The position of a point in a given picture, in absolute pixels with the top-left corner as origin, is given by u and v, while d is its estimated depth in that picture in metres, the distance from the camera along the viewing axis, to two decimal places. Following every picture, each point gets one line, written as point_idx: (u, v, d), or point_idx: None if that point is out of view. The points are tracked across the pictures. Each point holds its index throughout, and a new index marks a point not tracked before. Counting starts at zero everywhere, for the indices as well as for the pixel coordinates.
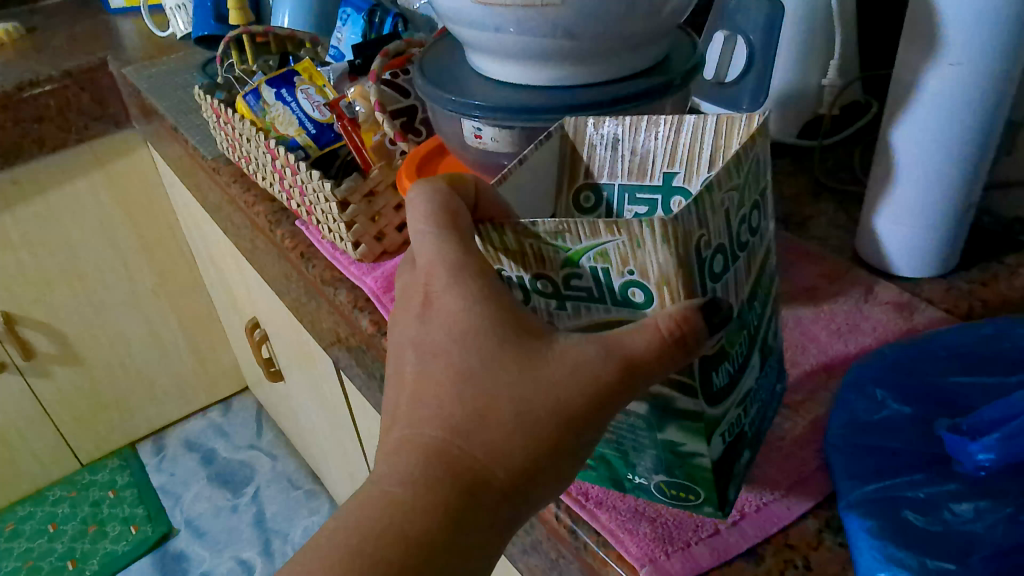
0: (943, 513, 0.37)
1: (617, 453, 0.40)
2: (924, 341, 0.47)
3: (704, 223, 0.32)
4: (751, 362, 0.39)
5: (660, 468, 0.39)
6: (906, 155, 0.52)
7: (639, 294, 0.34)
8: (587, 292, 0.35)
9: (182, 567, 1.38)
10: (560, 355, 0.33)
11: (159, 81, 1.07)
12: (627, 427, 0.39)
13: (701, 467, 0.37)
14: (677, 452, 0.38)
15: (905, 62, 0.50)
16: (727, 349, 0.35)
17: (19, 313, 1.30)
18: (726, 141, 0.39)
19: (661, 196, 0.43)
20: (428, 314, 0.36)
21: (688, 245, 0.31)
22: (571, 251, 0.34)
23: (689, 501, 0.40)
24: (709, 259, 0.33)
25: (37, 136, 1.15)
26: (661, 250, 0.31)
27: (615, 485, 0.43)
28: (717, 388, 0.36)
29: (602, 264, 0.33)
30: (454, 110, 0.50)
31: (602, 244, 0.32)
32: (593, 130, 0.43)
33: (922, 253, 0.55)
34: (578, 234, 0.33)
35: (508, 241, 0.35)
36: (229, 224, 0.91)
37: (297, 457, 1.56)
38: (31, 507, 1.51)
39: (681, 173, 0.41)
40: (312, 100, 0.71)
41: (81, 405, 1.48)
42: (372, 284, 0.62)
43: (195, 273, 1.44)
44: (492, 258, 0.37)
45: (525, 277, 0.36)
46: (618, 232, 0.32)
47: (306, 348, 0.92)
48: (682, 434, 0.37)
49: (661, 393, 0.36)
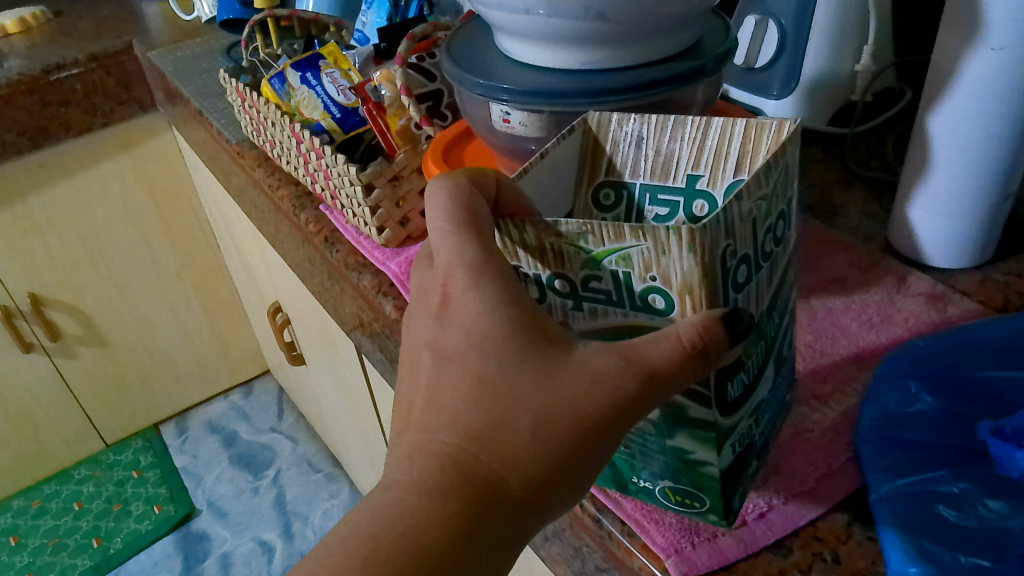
0: (975, 509, 0.36)
1: (623, 455, 0.39)
2: (960, 333, 0.46)
3: (731, 232, 0.31)
4: (764, 371, 0.38)
5: (666, 473, 0.38)
6: (943, 142, 0.50)
7: (658, 298, 0.33)
8: (605, 293, 0.35)
9: (204, 547, 1.39)
10: (580, 364, 0.33)
11: (184, 65, 1.07)
12: (636, 433, 0.38)
13: (708, 476, 0.37)
14: (686, 460, 0.37)
15: (946, 47, 0.48)
16: (742, 361, 0.35)
17: (46, 294, 1.32)
18: (754, 147, 0.38)
19: (684, 199, 0.42)
20: (446, 314, 0.36)
21: (716, 252, 0.31)
22: (592, 253, 0.33)
23: (694, 507, 0.39)
24: (733, 270, 0.32)
25: (64, 119, 1.16)
26: (687, 257, 0.31)
27: (619, 487, 0.42)
28: (731, 399, 0.35)
29: (624, 268, 0.33)
30: (482, 93, 0.49)
31: (626, 249, 0.32)
32: (616, 126, 0.42)
33: (956, 243, 0.54)
34: (602, 236, 0.32)
35: (529, 239, 0.34)
36: (254, 209, 0.91)
37: (318, 440, 1.57)
38: (57, 485, 1.53)
39: (705, 176, 0.40)
40: (337, 84, 0.71)
41: (106, 385, 1.49)
42: (396, 269, 0.62)
43: (217, 256, 1.45)
44: (509, 254, 0.36)
45: (545, 275, 0.36)
46: (643, 238, 0.31)
47: (328, 333, 0.93)
48: (692, 442, 0.36)
49: (675, 401, 0.35)
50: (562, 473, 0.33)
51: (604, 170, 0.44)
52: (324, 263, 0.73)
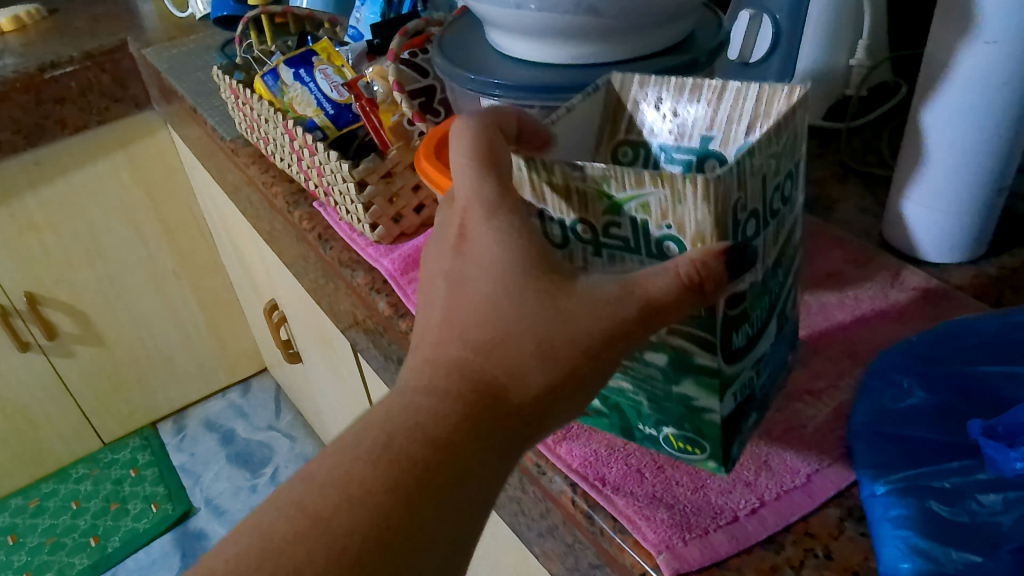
0: (966, 505, 0.36)
1: (630, 402, 0.42)
2: (953, 328, 0.46)
3: (743, 183, 0.32)
4: (768, 320, 0.39)
5: (670, 419, 0.41)
6: (937, 137, 0.50)
7: (672, 244, 0.34)
8: (623, 239, 0.35)
9: (201, 545, 1.39)
10: (583, 291, 0.33)
11: (179, 62, 1.07)
12: (644, 380, 0.40)
13: (710, 422, 0.39)
14: (690, 407, 0.39)
15: (939, 41, 0.48)
16: (744, 310, 0.36)
17: (42, 292, 1.32)
18: (767, 107, 0.37)
19: (697, 158, 0.41)
20: (464, 248, 0.36)
21: (728, 204, 0.32)
22: (615, 199, 0.34)
23: (695, 454, 0.41)
24: (743, 223, 0.33)
25: (59, 118, 1.16)
26: (701, 207, 0.31)
27: (624, 434, 0.44)
28: (736, 348, 0.37)
29: (641, 216, 0.34)
30: (473, 88, 0.48)
31: (644, 197, 0.33)
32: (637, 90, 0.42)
33: (950, 237, 0.53)
34: (623, 182, 0.33)
35: (559, 185, 0.35)
36: (248, 206, 0.91)
37: (315, 438, 1.57)
38: (55, 483, 1.53)
39: (718, 137, 0.40)
40: (330, 80, 0.71)
41: (104, 383, 1.49)
42: (389, 266, 0.62)
43: (214, 254, 1.45)
44: (534, 194, 0.36)
45: (568, 219, 0.36)
46: (660, 186, 0.32)
47: (324, 330, 0.92)
48: (697, 389, 0.38)
49: (680, 345, 0.37)
50: (576, 398, 0.33)
51: (624, 130, 0.44)
52: (318, 260, 0.73)
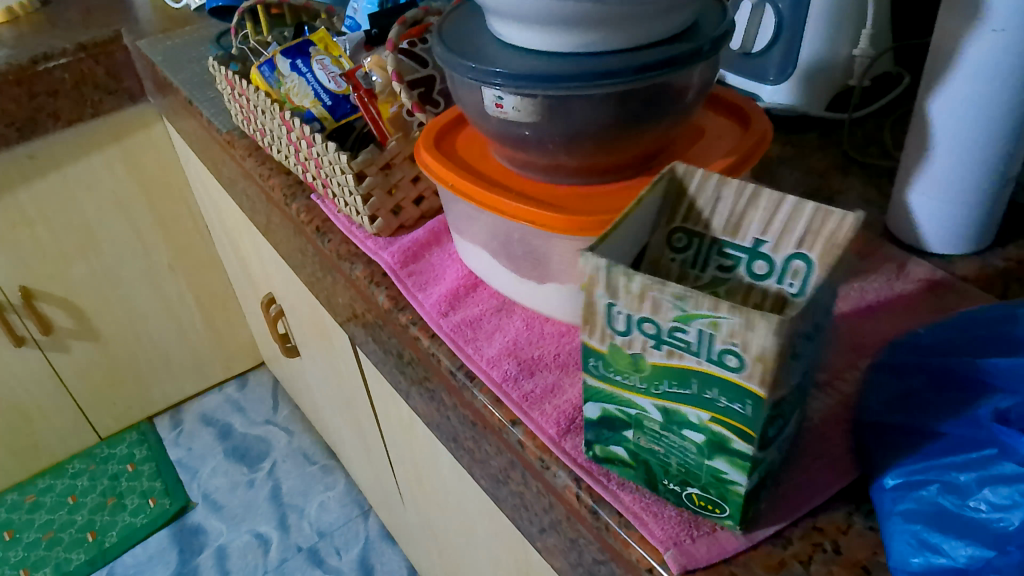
0: (967, 505, 0.34)
1: (661, 465, 0.38)
2: (960, 319, 0.45)
3: (803, 316, 0.31)
4: (797, 410, 0.38)
5: (695, 483, 0.37)
6: (943, 127, 0.50)
7: (733, 360, 0.32)
8: (686, 343, 0.33)
9: (199, 540, 1.39)
10: None
11: (173, 54, 1.06)
12: (676, 446, 0.37)
13: (735, 493, 0.36)
14: (716, 476, 0.36)
15: (946, 29, 0.48)
16: (781, 409, 0.34)
17: (37, 287, 1.31)
18: (820, 226, 0.37)
19: (747, 257, 0.40)
20: None
21: (791, 335, 0.31)
22: (685, 312, 0.32)
23: (714, 512, 0.38)
24: (796, 348, 0.32)
25: (52, 110, 1.15)
26: (771, 337, 0.30)
27: (649, 485, 0.41)
28: (770, 436, 0.35)
29: (708, 329, 0.32)
30: (473, 78, 0.45)
31: (717, 317, 0.31)
32: (701, 179, 0.40)
33: (954, 228, 0.53)
34: (699, 302, 0.31)
35: (633, 288, 0.33)
36: (245, 199, 0.90)
37: (313, 432, 1.57)
38: (51, 479, 1.52)
39: (769, 243, 0.39)
40: (328, 71, 0.70)
41: (100, 378, 1.48)
42: (390, 259, 0.61)
43: (209, 248, 1.44)
44: (597, 285, 0.34)
45: (634, 316, 0.34)
46: (735, 312, 0.30)
47: (322, 324, 0.92)
48: (728, 465, 0.35)
49: (717, 430, 0.34)
50: None
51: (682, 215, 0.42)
52: (315, 253, 0.72)
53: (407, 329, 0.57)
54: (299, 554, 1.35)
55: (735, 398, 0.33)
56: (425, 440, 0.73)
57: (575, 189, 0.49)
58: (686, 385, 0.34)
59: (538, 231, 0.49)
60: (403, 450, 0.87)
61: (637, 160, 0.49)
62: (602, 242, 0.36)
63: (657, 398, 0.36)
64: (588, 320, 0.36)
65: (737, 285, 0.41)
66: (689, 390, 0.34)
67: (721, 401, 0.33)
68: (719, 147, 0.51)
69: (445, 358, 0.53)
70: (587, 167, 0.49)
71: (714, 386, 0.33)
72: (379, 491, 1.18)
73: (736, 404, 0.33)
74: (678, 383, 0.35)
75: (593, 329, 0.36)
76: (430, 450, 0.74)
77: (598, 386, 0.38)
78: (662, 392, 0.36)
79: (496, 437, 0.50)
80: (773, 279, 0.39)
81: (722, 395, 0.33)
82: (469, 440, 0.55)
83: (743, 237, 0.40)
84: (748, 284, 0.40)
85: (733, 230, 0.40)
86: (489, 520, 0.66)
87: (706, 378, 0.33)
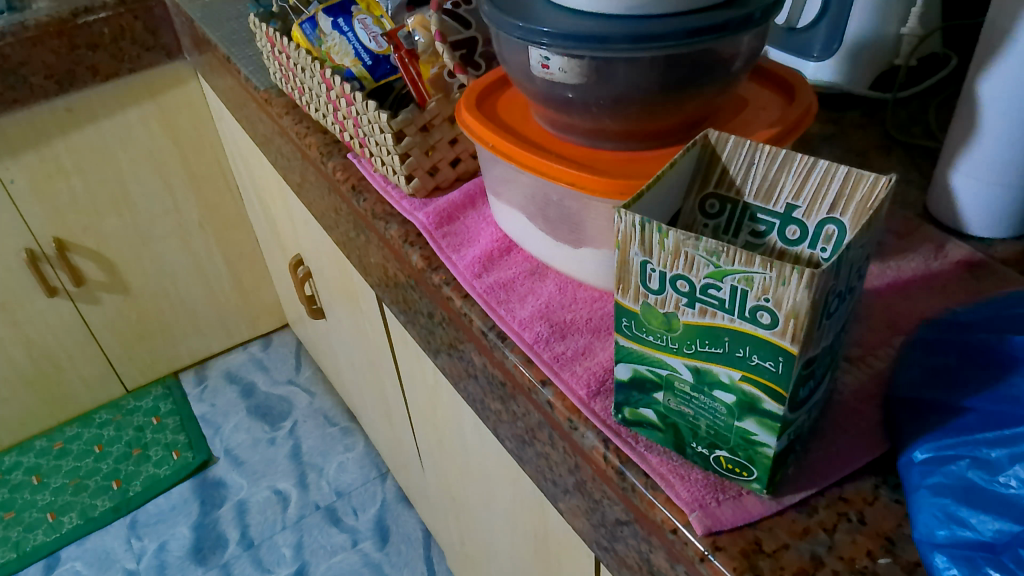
0: (996, 481, 0.34)
1: (688, 423, 0.39)
2: (996, 304, 0.45)
3: (839, 273, 0.31)
4: (828, 374, 0.38)
5: (722, 443, 0.38)
6: (992, 106, 0.49)
7: (765, 317, 0.32)
8: (719, 301, 0.33)
9: (220, 494, 1.42)
10: None
11: (212, 11, 1.06)
12: (705, 406, 0.37)
13: (764, 454, 0.36)
14: (744, 438, 0.37)
15: (1003, 6, 0.47)
16: (812, 368, 0.35)
17: (70, 239, 1.33)
18: (852, 192, 0.36)
19: (780, 222, 0.40)
20: None
21: (825, 290, 0.31)
22: (718, 268, 0.32)
23: (742, 476, 0.38)
24: (830, 307, 0.32)
25: (91, 64, 1.16)
26: (804, 292, 0.30)
27: (677, 448, 0.41)
28: (800, 399, 0.35)
29: (742, 286, 0.32)
30: (521, 37, 0.44)
31: (750, 272, 0.31)
32: (734, 147, 0.40)
33: (997, 212, 0.52)
34: (733, 258, 0.31)
35: (667, 243, 0.33)
36: (280, 157, 0.91)
37: (334, 394, 1.59)
38: (78, 428, 1.55)
39: (802, 208, 0.39)
40: (368, 30, 0.70)
41: (127, 331, 1.51)
42: (424, 219, 0.62)
43: (239, 207, 1.46)
44: (633, 241, 0.35)
45: (668, 274, 0.34)
46: (769, 267, 0.30)
47: (350, 285, 0.92)
48: (758, 427, 0.35)
49: (749, 392, 0.35)
50: None
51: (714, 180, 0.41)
52: (350, 212, 0.73)
53: (439, 289, 0.57)
54: (317, 512, 1.37)
55: (768, 355, 0.33)
56: (450, 401, 0.74)
57: (616, 154, 0.50)
58: (718, 344, 0.35)
59: (577, 194, 0.49)
60: (425, 411, 0.88)
61: (679, 127, 0.49)
62: (636, 202, 0.36)
63: (689, 357, 0.36)
64: (621, 278, 0.37)
65: (769, 249, 0.41)
66: (722, 349, 0.35)
67: (753, 359, 0.34)
68: (763, 117, 0.51)
69: (477, 318, 0.53)
70: (630, 132, 0.49)
71: (748, 345, 0.33)
72: (399, 454, 1.19)
73: (768, 362, 0.33)
74: (710, 343, 0.35)
75: (626, 287, 0.37)
76: (454, 414, 0.75)
77: (629, 347, 0.39)
78: (695, 352, 0.36)
79: (525, 396, 0.51)
80: (805, 245, 0.39)
81: (754, 353, 0.33)
82: (497, 401, 0.56)
83: (775, 202, 0.40)
84: (779, 249, 0.40)
85: (765, 195, 0.40)
86: (511, 483, 0.67)
87: (739, 336, 0.34)
